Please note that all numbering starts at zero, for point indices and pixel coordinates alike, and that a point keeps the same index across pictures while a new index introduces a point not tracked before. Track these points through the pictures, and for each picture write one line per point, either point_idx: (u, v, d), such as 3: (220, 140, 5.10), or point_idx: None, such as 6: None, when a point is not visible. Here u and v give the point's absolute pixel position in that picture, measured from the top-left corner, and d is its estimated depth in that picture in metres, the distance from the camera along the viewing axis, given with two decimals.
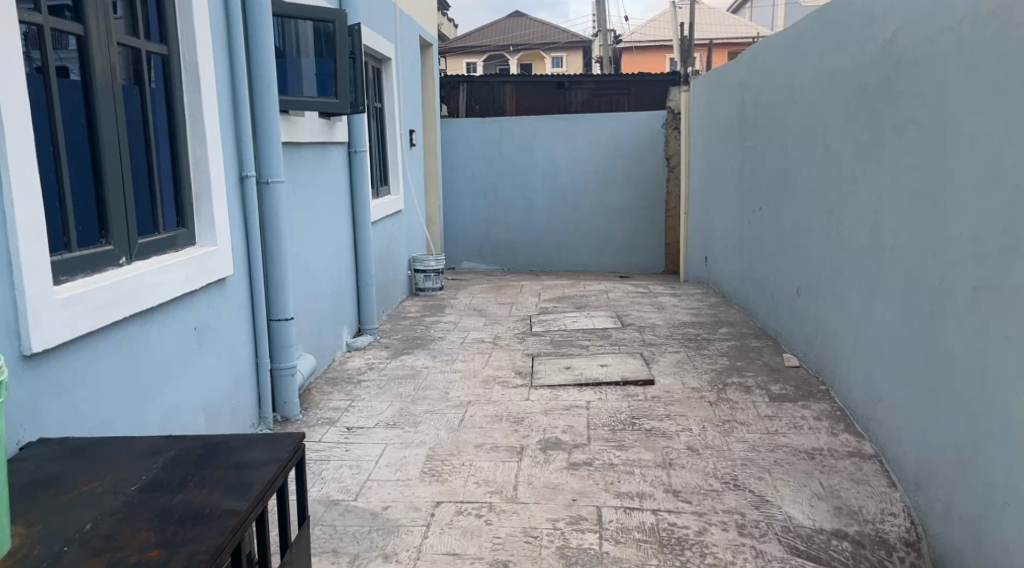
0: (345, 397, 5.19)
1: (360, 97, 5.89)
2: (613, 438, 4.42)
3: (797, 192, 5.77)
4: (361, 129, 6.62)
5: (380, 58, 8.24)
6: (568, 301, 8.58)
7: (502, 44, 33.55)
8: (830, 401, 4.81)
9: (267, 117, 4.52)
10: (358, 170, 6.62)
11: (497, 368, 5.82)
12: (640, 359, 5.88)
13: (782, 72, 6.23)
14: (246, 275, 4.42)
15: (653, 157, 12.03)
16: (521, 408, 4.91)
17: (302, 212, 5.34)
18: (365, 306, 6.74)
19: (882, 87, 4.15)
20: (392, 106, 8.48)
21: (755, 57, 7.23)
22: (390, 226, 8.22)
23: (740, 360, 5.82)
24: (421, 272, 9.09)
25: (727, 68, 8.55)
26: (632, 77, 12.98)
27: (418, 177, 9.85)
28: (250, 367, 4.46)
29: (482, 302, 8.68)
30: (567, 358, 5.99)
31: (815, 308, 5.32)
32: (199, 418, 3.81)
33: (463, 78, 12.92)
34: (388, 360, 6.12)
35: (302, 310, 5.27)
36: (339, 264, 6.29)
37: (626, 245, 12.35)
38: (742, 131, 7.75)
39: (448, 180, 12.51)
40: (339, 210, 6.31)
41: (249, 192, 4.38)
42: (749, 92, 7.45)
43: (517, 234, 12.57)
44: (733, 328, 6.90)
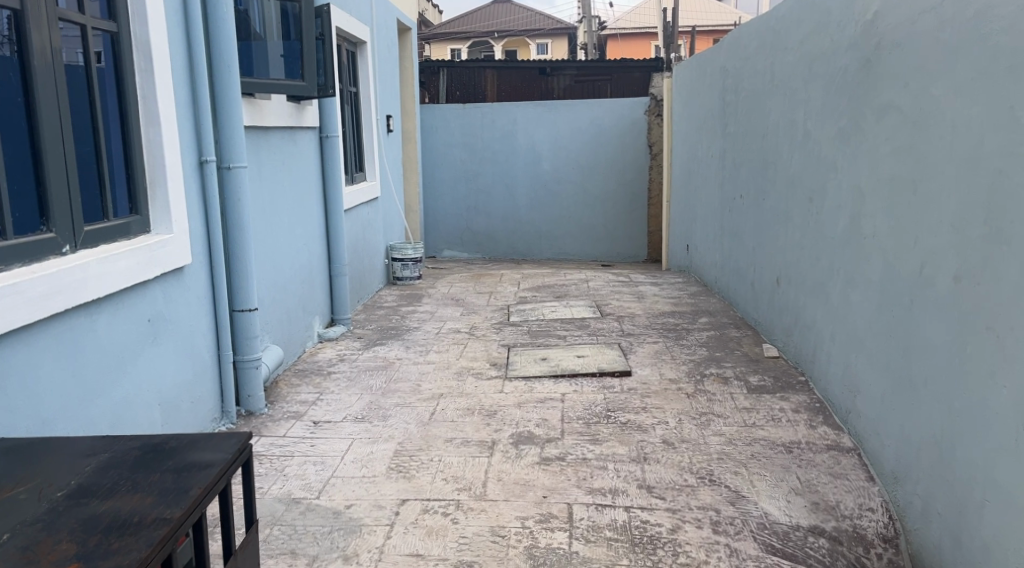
0: (313, 390, 5.05)
1: (329, 81, 5.74)
2: (587, 432, 4.30)
3: (778, 179, 5.66)
4: (332, 114, 6.46)
5: (356, 41, 8.06)
6: (548, 290, 8.45)
7: (486, 31, 33.28)
8: (809, 393, 4.71)
9: (228, 100, 4.36)
10: (329, 156, 6.47)
11: (471, 359, 5.69)
12: (617, 350, 5.77)
13: (763, 56, 6.10)
14: (206, 265, 4.27)
15: (635, 145, 11.91)
16: (494, 400, 4.79)
17: (268, 200, 5.19)
18: (338, 295, 6.60)
19: (862, 70, 4.03)
20: (368, 91, 8.31)
21: (736, 42, 7.10)
22: (366, 214, 8.06)
23: (720, 351, 5.71)
24: (399, 261, 8.94)
25: (708, 53, 8.42)
26: (616, 63, 12.80)
27: (395, 164, 9.69)
28: (211, 360, 4.32)
29: (459, 291, 8.54)
30: (543, 348, 5.86)
31: (795, 299, 5.21)
32: (154, 413, 3.66)
33: (443, 64, 12.74)
34: (360, 351, 5.97)
35: (268, 300, 5.13)
36: (310, 253, 6.13)
37: (607, 233, 12.24)
38: (722, 117, 7.64)
39: (427, 167, 12.33)
40: (309, 197, 6.15)
41: (208, 178, 4.23)
42: (730, 78, 7.33)
43: (498, 223, 12.42)
44: (713, 318, 6.79)
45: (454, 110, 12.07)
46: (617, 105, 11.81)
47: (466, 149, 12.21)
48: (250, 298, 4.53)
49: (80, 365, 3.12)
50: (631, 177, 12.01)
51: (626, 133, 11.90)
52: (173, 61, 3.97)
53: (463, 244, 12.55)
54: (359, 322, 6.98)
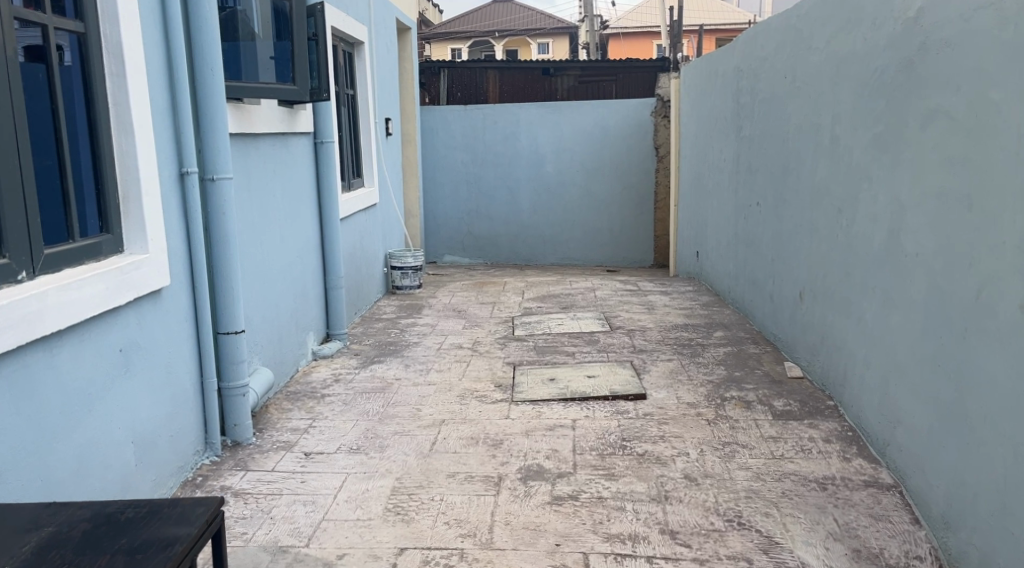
0: (305, 415, 4.71)
1: (323, 85, 5.37)
2: (602, 466, 3.97)
3: (800, 188, 5.31)
4: (328, 118, 6.12)
5: (353, 41, 7.72)
6: (553, 300, 8.10)
7: (487, 30, 32.90)
8: (840, 420, 4.37)
9: (212, 106, 4.03)
10: (324, 162, 6.14)
11: (475, 379, 5.34)
12: (630, 369, 5.42)
13: (783, 57, 5.78)
14: (187, 284, 3.93)
15: (642, 147, 11.57)
16: (500, 428, 4.44)
17: (257, 212, 4.85)
18: (334, 310, 6.26)
19: (904, 72, 3.69)
20: (366, 93, 7.97)
21: (751, 42, 6.77)
22: (363, 221, 7.71)
23: (739, 371, 5.37)
24: (399, 269, 8.60)
25: (720, 53, 8.08)
26: (619, 62, 12.39)
27: (395, 169, 9.34)
28: (194, 387, 3.98)
29: (461, 301, 8.19)
30: (550, 367, 5.52)
31: (822, 316, 4.88)
32: (128, 451, 3.33)
33: (444, 64, 12.40)
34: (358, 370, 5.63)
35: (257, 319, 4.79)
36: (304, 266, 5.80)
37: (613, 238, 11.90)
38: (737, 120, 7.30)
39: (428, 170, 11.98)
40: (303, 207, 5.82)
41: (189, 191, 3.89)
42: (745, 80, 6.98)
43: (501, 227, 12.07)
44: (728, 332, 6.45)
45: (456, 112, 11.73)
46: (623, 106, 11.47)
47: (468, 151, 11.87)
48: (237, 320, 4.19)
49: (34, 407, 2.80)
50: (637, 181, 11.67)
51: (633, 135, 11.56)
52: (150, 64, 3.62)
53: (465, 249, 12.21)
54: (357, 336, 6.63)
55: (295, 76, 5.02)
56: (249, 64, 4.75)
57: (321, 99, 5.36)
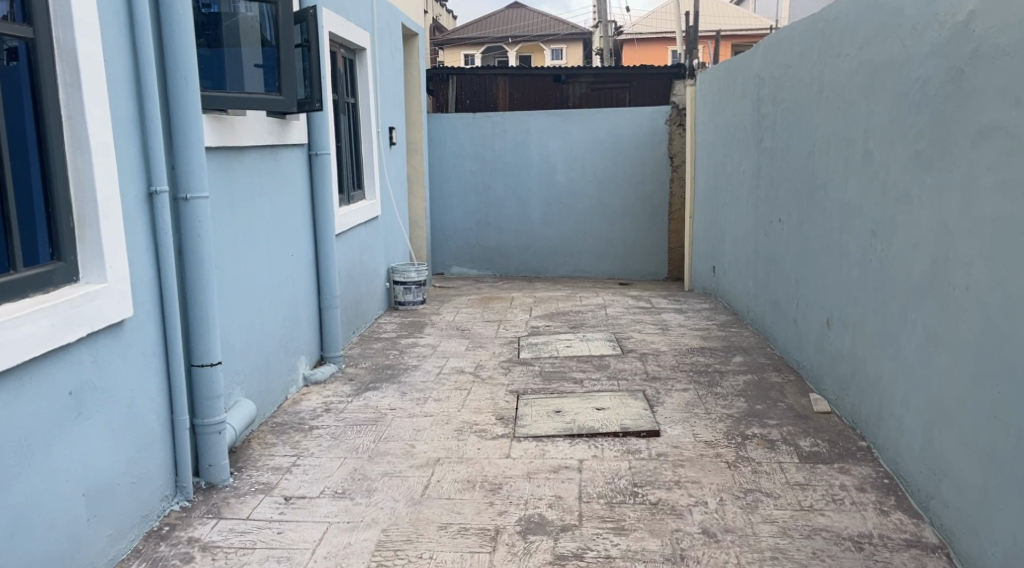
0: (290, 452, 4.35)
1: (314, 94, 5.01)
2: (610, 517, 3.59)
3: (828, 207, 4.94)
4: (325, 128, 5.77)
5: (354, 47, 7.38)
6: (562, 319, 7.71)
7: (499, 36, 32.58)
8: (874, 465, 3.98)
9: (185, 117, 3.66)
10: (319, 175, 5.78)
11: (476, 410, 4.97)
12: (642, 400, 5.04)
13: (808, 64, 5.40)
14: (159, 313, 3.58)
15: (656, 156, 11.20)
16: (499, 470, 4.07)
17: (241, 231, 4.51)
18: (328, 331, 5.91)
19: (952, 83, 3.31)
20: (367, 101, 7.62)
21: (773, 48, 6.39)
22: (363, 235, 7.36)
23: (761, 404, 4.98)
24: (401, 284, 8.25)
25: (739, 59, 7.69)
26: (633, 69, 12.00)
27: (399, 179, 8.98)
28: (165, 426, 3.62)
29: (466, 319, 7.82)
30: (556, 397, 5.14)
31: (852, 346, 4.50)
32: (79, 504, 2.98)
33: (452, 70, 12.11)
34: (351, 398, 5.27)
35: (240, 347, 4.44)
36: (296, 285, 5.45)
37: (626, 251, 11.51)
38: (757, 131, 6.91)
39: (435, 180, 11.63)
40: (296, 223, 5.46)
41: (159, 212, 3.52)
42: (766, 88, 6.60)
43: (510, 239, 11.70)
44: (747, 358, 6.05)
45: (464, 119, 11.39)
46: (636, 114, 11.11)
47: (477, 160, 11.51)
48: (213, 351, 3.83)
49: None
50: (650, 191, 11.29)
51: (646, 144, 11.18)
52: (112, 71, 3.26)
53: (473, 260, 11.84)
54: (353, 358, 6.27)
55: (281, 85, 4.65)
56: (235, 73, 4.41)
57: (312, 109, 5.00)
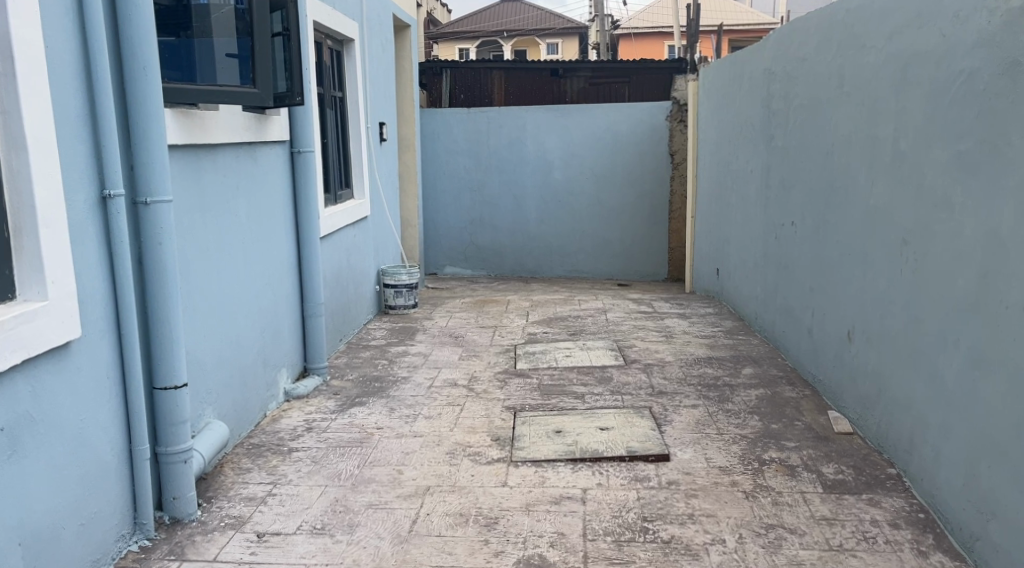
0: (266, 478, 3.98)
1: (292, 87, 4.64)
2: (618, 559, 3.23)
3: (848, 210, 4.59)
4: (309, 123, 5.39)
5: (342, 39, 6.99)
6: (561, 325, 7.34)
7: (494, 29, 32.14)
8: (906, 496, 3.63)
9: (144, 111, 3.28)
10: (302, 175, 5.40)
11: (470, 429, 4.60)
12: (648, 418, 4.67)
13: (826, 58, 5.05)
14: (116, 331, 3.20)
15: (655, 153, 10.83)
16: (495, 501, 3.71)
17: (213, 236, 4.14)
18: (312, 341, 5.54)
19: (1008, 77, 2.96)
20: (356, 95, 7.23)
21: (785, 41, 6.04)
22: (351, 237, 6.98)
23: (777, 423, 4.62)
24: (392, 287, 7.88)
25: (747, 53, 7.34)
26: (632, 63, 11.65)
27: (389, 177, 8.60)
28: (122, 457, 3.25)
29: (459, 324, 7.45)
30: (556, 415, 4.77)
31: (877, 363, 4.14)
32: (13, 554, 2.64)
33: (446, 64, 11.65)
34: (335, 415, 4.90)
35: (211, 363, 4.07)
36: (277, 293, 5.09)
37: (625, 251, 11.14)
38: (768, 128, 6.55)
39: (428, 177, 11.24)
40: (276, 226, 5.09)
41: (115, 217, 3.14)
42: (777, 82, 6.25)
43: (505, 238, 11.32)
44: (758, 370, 5.70)
45: (458, 115, 11.01)
46: (636, 110, 10.74)
47: (471, 157, 11.13)
48: (177, 373, 3.45)
49: None
50: (650, 189, 10.92)
51: (646, 141, 10.82)
52: (54, 60, 2.88)
53: (467, 260, 11.46)
54: (340, 369, 5.90)
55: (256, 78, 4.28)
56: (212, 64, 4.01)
57: (290, 104, 4.64)
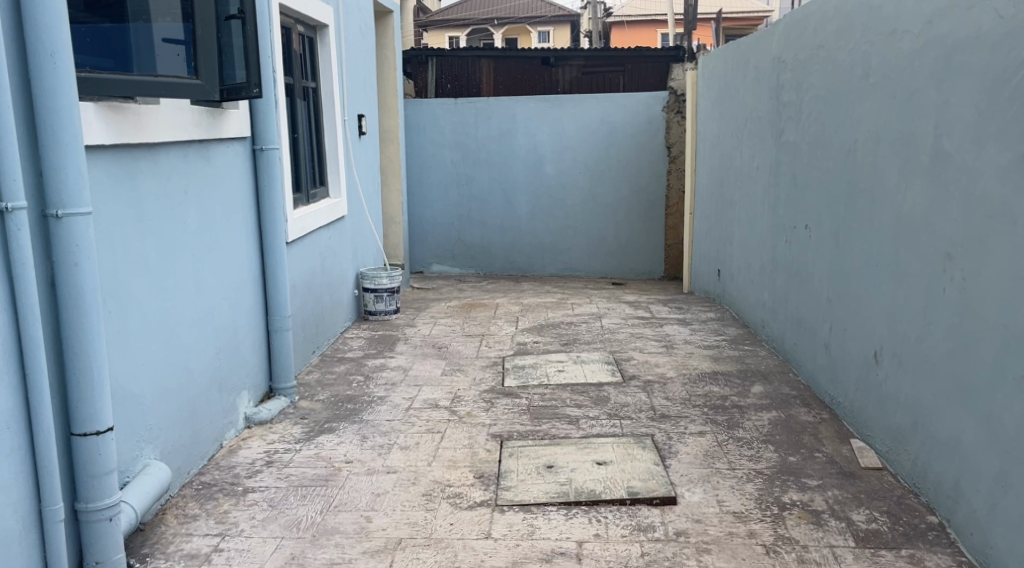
0: (214, 529, 3.45)
1: (248, 77, 4.11)
2: None
3: (876, 215, 4.10)
4: (272, 118, 4.84)
5: (314, 24, 6.44)
6: (552, 334, 6.83)
7: (485, 17, 31.48)
8: (952, 553, 3.15)
9: (52, 105, 2.73)
10: (266, 175, 4.87)
11: (450, 464, 4.09)
12: (651, 450, 4.17)
13: (848, 44, 4.57)
14: (18, 371, 2.67)
15: (652, 145, 10.31)
16: (477, 559, 3.20)
17: (154, 249, 3.61)
18: (278, 359, 5.02)
19: None
20: (330, 85, 6.67)
21: (797, 26, 5.55)
22: (326, 239, 6.45)
23: (795, 455, 4.12)
24: (372, 291, 7.35)
25: (752, 40, 6.83)
26: (627, 51, 11.07)
27: (369, 173, 8.06)
28: (31, 521, 2.73)
29: (443, 332, 6.92)
30: (547, 445, 4.26)
31: (911, 391, 3.66)
32: None
33: (433, 52, 11.11)
34: (301, 445, 4.38)
35: (152, 395, 3.55)
36: (236, 308, 4.56)
37: (620, 248, 10.62)
38: (777, 122, 6.05)
39: (413, 171, 10.70)
40: (235, 233, 4.56)
41: (14, 235, 2.61)
42: (788, 72, 5.76)
43: (494, 235, 10.79)
44: (768, 389, 5.20)
45: (445, 105, 10.47)
46: (631, 100, 10.22)
47: (458, 150, 10.59)
48: (101, 417, 2.92)
49: None
50: (646, 184, 10.40)
51: (642, 133, 10.30)
52: None
53: (455, 259, 10.93)
54: (310, 387, 5.37)
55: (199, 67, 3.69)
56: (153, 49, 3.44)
57: (247, 95, 4.12)
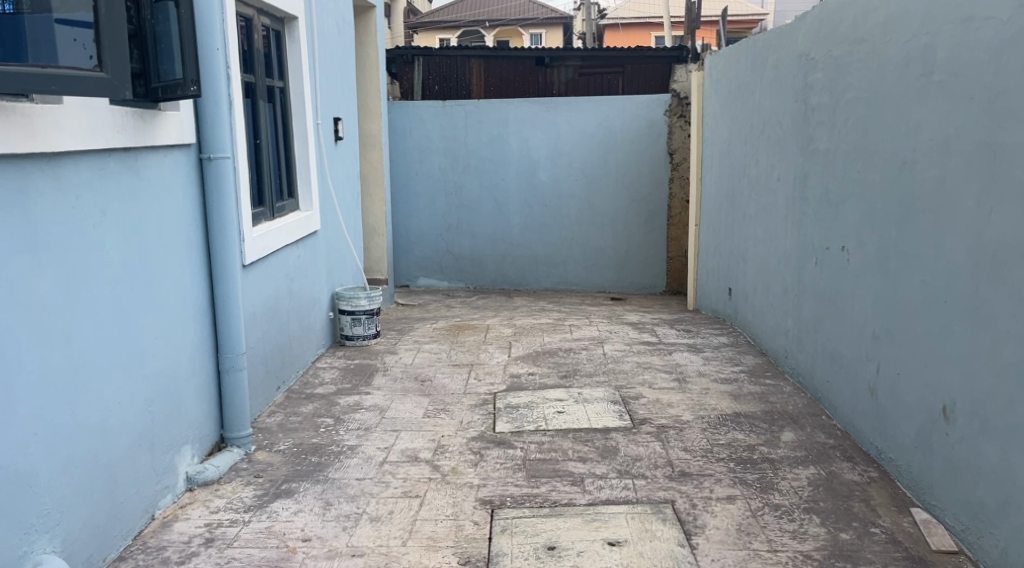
0: None
1: (186, 73, 3.54)
2: None
3: (946, 239, 3.41)
4: (221, 123, 4.12)
5: (281, 15, 5.72)
6: (549, 364, 6.10)
7: (475, 18, 30.71)
8: None
9: None
10: (214, 189, 4.14)
11: (430, 543, 3.37)
12: (672, 525, 3.46)
13: (900, 37, 3.90)
14: None
15: (653, 152, 9.61)
16: None
17: (57, 287, 2.92)
18: (230, 403, 4.28)
19: None
20: (300, 85, 5.94)
21: (830, 19, 4.87)
22: (294, 258, 5.71)
23: (847, 530, 3.41)
24: (348, 314, 6.61)
25: (772, 36, 6.14)
26: (627, 51, 10.36)
27: (347, 183, 7.31)
28: None
29: (426, 361, 6.19)
30: (546, 516, 3.55)
31: (1000, 459, 2.98)
32: None
33: (419, 51, 10.41)
34: (250, 515, 3.64)
35: (49, 470, 2.85)
36: (177, 349, 3.83)
37: (620, 261, 9.90)
38: (805, 127, 5.36)
39: (398, 179, 9.97)
40: (176, 259, 3.84)
41: None
42: (819, 71, 5.08)
43: (485, 247, 10.06)
44: (801, 437, 4.49)
45: (432, 108, 9.76)
46: (631, 104, 9.53)
47: (447, 156, 9.87)
48: None
49: None
50: (647, 193, 9.70)
51: (643, 139, 9.60)
52: None
53: (443, 272, 10.19)
54: (270, 435, 4.63)
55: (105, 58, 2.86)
56: (66, 41, 2.76)
57: (184, 94, 3.55)
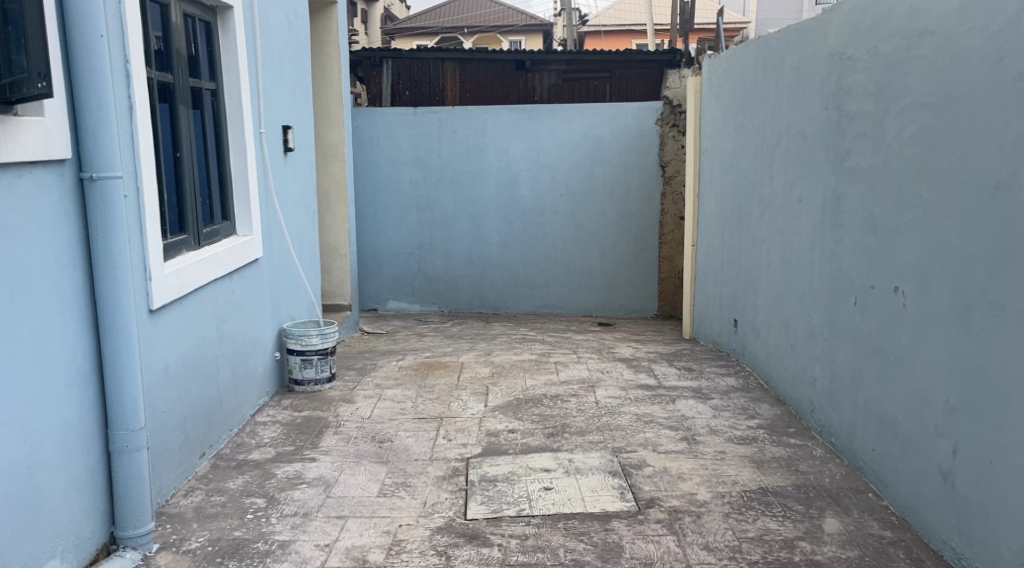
0: None
1: (32, 63, 2.61)
2: None
3: None
4: (108, 132, 3.16)
5: (213, 4, 4.77)
6: (532, 416, 5.15)
7: (453, 25, 29.75)
8: None
9: None
10: (99, 220, 3.18)
11: None
12: None
13: (988, 27, 3.04)
14: None
15: (643, 165, 8.72)
16: None
17: None
18: (124, 493, 3.32)
19: None
20: (238, 88, 5.00)
21: (874, 9, 4.01)
22: (227, 294, 4.74)
23: None
24: (298, 355, 5.64)
25: (791, 32, 5.26)
26: (614, 54, 9.51)
27: (299, 200, 6.34)
28: None
29: (387, 414, 5.22)
30: None
31: None
32: None
33: (388, 52, 9.48)
34: None
35: None
36: (40, 435, 2.89)
37: (608, 284, 9.00)
38: (838, 140, 4.49)
39: (363, 194, 9.01)
40: (38, 315, 2.89)
41: None
42: (857, 73, 4.23)
43: (460, 268, 9.12)
44: (849, 528, 3.59)
45: (401, 115, 8.82)
46: (619, 112, 8.64)
47: (418, 167, 8.93)
48: None
49: None
50: (637, 209, 8.81)
51: (632, 151, 8.71)
52: None
53: (414, 295, 9.23)
54: (182, 526, 3.66)
55: None
56: None
57: (31, 92, 2.61)
